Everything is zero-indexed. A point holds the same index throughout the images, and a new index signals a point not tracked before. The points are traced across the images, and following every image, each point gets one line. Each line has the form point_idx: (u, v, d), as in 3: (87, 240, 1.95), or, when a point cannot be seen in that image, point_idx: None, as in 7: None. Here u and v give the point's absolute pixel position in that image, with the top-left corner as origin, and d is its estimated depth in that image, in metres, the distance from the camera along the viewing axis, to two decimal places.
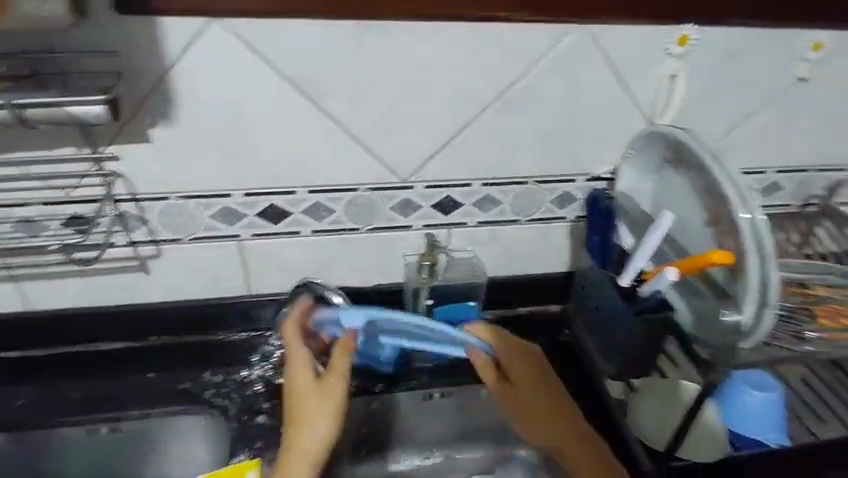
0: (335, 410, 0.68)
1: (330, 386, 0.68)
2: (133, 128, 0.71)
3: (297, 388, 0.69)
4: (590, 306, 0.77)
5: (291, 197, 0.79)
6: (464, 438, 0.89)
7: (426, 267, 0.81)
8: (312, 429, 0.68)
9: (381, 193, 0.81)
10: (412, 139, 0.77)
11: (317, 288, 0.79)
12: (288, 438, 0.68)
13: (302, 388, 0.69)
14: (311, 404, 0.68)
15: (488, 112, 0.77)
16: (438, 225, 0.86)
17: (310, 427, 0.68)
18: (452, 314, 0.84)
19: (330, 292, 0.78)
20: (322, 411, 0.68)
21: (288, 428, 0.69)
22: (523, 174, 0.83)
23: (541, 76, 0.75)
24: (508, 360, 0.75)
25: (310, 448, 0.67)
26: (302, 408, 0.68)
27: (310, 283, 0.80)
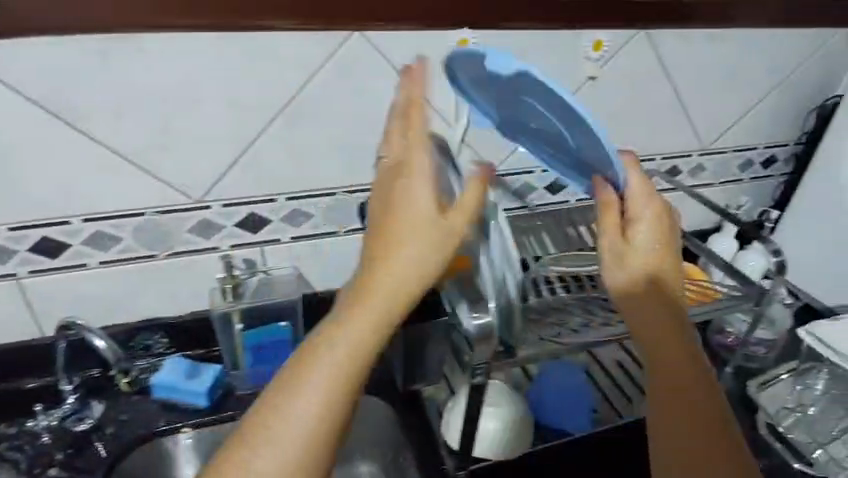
0: (449, 237, 0.48)
1: (407, 209, 0.48)
2: None
3: (376, 221, 0.50)
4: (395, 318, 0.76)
5: (67, 227, 0.72)
6: None
7: (229, 291, 0.78)
8: (389, 263, 0.47)
9: (173, 217, 0.76)
10: (196, 157, 0.73)
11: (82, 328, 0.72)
12: (325, 324, 0.48)
13: (376, 218, 0.50)
14: (377, 264, 0.48)
15: (277, 125, 0.74)
16: (248, 244, 0.82)
17: (365, 304, 0.47)
18: (263, 337, 0.80)
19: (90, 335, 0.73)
20: (401, 203, 0.49)
21: (319, 324, 0.48)
22: (329, 184, 0.81)
23: (325, 85, 0.73)
24: (634, 207, 0.54)
25: (359, 323, 0.46)
26: (372, 260, 0.48)
27: (70, 323, 0.73)
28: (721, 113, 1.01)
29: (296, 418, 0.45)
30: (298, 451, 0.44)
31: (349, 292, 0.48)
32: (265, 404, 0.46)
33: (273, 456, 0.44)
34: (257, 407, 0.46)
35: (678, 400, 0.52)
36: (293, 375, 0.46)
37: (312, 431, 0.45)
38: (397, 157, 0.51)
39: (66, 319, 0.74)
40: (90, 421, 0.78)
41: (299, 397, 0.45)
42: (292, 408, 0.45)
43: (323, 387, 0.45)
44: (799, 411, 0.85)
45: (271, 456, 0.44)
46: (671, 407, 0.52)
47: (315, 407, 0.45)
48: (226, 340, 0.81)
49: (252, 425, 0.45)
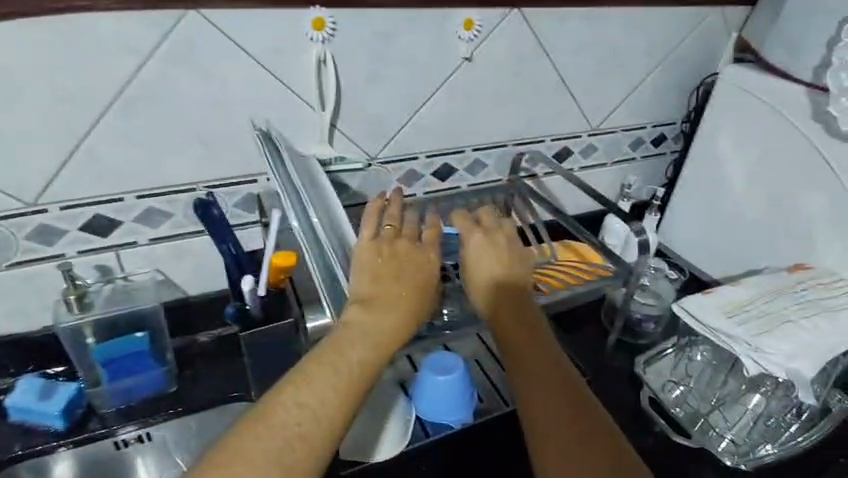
0: (425, 277, 0.59)
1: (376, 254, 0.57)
2: None
3: (366, 259, 0.56)
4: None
5: None
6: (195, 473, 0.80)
7: (74, 302, 0.72)
8: (375, 295, 0.54)
9: (4, 223, 0.68)
10: (20, 154, 0.66)
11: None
12: (330, 341, 0.50)
13: (366, 261, 0.57)
14: (385, 297, 0.55)
15: (113, 114, 0.68)
16: (99, 249, 0.75)
17: (357, 326, 0.52)
18: (113, 351, 0.73)
19: None
20: (400, 249, 0.59)
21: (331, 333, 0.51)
22: (187, 179, 0.75)
23: (165, 70, 0.68)
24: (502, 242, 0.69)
25: (370, 338, 0.51)
26: (378, 291, 0.55)
27: None
28: (605, 93, 1.01)
29: (311, 411, 0.45)
30: (301, 449, 0.43)
31: (344, 318, 0.52)
32: (274, 402, 0.46)
33: (275, 443, 0.43)
34: (265, 405, 0.45)
35: (565, 393, 0.56)
36: (301, 377, 0.47)
37: (327, 435, 0.45)
38: (395, 222, 0.62)
39: None
40: None
41: (304, 395, 0.46)
42: (296, 405, 0.45)
43: (335, 393, 0.47)
44: (682, 384, 0.87)
45: (275, 444, 0.43)
46: (571, 404, 0.55)
47: (330, 407, 0.46)
48: (76, 359, 0.73)
49: (254, 425, 0.44)
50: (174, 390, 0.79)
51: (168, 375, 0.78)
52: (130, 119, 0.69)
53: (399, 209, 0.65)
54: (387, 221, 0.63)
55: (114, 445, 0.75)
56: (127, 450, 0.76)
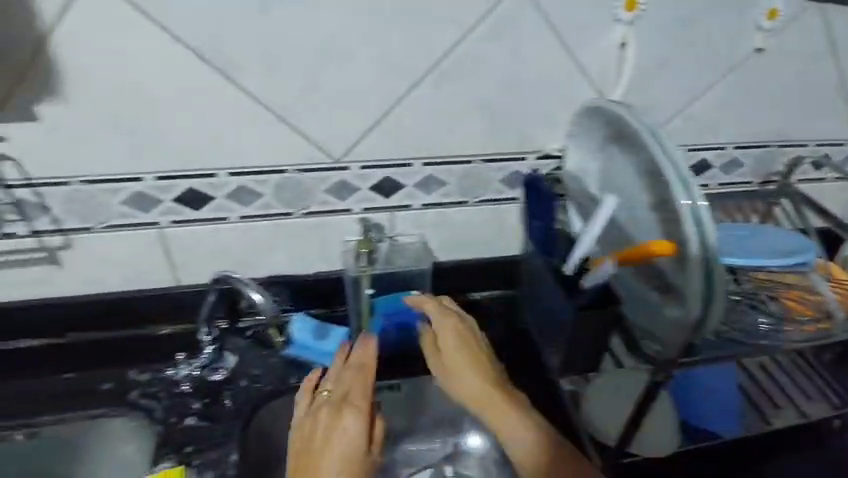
0: (355, 448, 0.64)
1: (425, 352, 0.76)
2: (14, 105, 0.61)
3: (348, 419, 0.66)
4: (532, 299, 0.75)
5: (212, 180, 0.71)
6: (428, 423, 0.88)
7: (364, 255, 0.76)
8: (347, 424, 0.65)
9: (312, 175, 0.74)
10: (342, 114, 0.69)
11: (227, 279, 0.73)
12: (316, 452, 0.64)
13: (312, 426, 0.66)
14: (331, 442, 0.64)
15: (427, 83, 0.69)
16: (379, 208, 0.80)
17: (373, 456, 0.66)
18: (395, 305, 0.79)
19: (247, 289, 0.73)
20: (326, 418, 0.66)
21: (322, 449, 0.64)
22: (467, 152, 0.77)
23: (483, 44, 0.68)
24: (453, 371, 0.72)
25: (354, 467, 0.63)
26: (328, 437, 0.65)
27: (226, 276, 0.72)
28: None
29: None
30: None
31: (331, 435, 0.65)
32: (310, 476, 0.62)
33: None
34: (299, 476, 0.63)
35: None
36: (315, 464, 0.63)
37: None
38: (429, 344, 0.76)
39: (224, 274, 0.73)
40: (226, 371, 0.79)
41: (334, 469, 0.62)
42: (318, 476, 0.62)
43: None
44: None
45: None
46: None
47: None
48: (352, 306, 0.80)
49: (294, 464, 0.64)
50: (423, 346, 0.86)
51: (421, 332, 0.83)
52: (440, 89, 0.70)
53: (433, 340, 0.76)
54: (435, 345, 0.75)
55: None
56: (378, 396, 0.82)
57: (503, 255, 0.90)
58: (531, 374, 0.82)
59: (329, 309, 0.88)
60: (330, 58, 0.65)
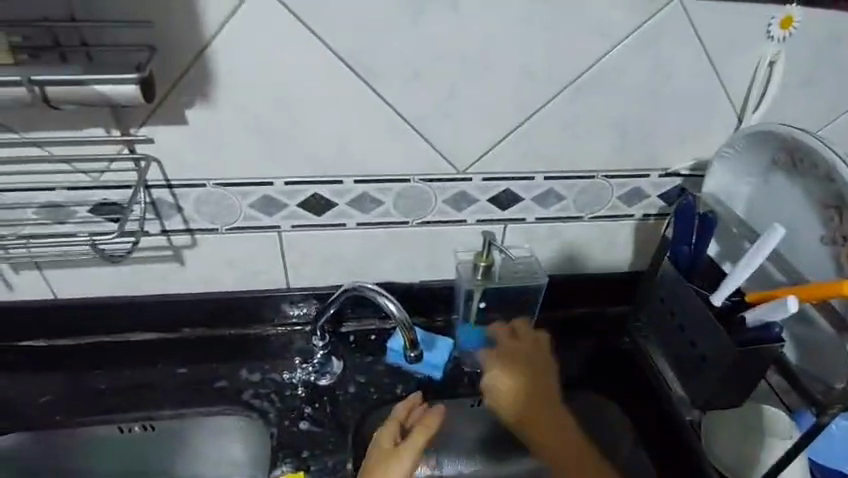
0: None
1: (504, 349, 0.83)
2: (167, 107, 0.62)
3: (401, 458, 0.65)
4: (667, 324, 0.71)
5: (338, 186, 0.71)
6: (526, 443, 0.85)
7: (482, 269, 0.75)
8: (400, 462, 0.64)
9: (436, 185, 0.73)
10: (474, 124, 0.69)
11: (362, 291, 0.69)
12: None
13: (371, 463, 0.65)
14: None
15: (563, 96, 0.68)
16: (494, 220, 0.78)
17: None
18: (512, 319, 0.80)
19: (384, 299, 0.69)
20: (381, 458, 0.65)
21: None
22: (591, 167, 0.75)
23: (626, 57, 0.66)
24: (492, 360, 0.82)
25: None
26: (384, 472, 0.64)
27: (361, 286, 0.69)
28: None
29: None
30: None
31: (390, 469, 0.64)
32: None
33: None
34: None
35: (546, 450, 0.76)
36: None
37: None
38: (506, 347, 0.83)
39: (359, 283, 0.70)
40: (333, 376, 0.79)
41: None
42: None
43: None
44: None
45: None
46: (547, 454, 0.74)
47: None
48: (461, 316, 0.80)
49: None
50: None
51: None
52: (575, 102, 0.69)
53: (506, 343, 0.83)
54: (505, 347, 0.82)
55: (469, 403, 0.80)
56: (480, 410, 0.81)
57: (608, 272, 0.88)
58: (643, 397, 0.82)
59: (429, 319, 0.87)
60: (471, 68, 0.65)
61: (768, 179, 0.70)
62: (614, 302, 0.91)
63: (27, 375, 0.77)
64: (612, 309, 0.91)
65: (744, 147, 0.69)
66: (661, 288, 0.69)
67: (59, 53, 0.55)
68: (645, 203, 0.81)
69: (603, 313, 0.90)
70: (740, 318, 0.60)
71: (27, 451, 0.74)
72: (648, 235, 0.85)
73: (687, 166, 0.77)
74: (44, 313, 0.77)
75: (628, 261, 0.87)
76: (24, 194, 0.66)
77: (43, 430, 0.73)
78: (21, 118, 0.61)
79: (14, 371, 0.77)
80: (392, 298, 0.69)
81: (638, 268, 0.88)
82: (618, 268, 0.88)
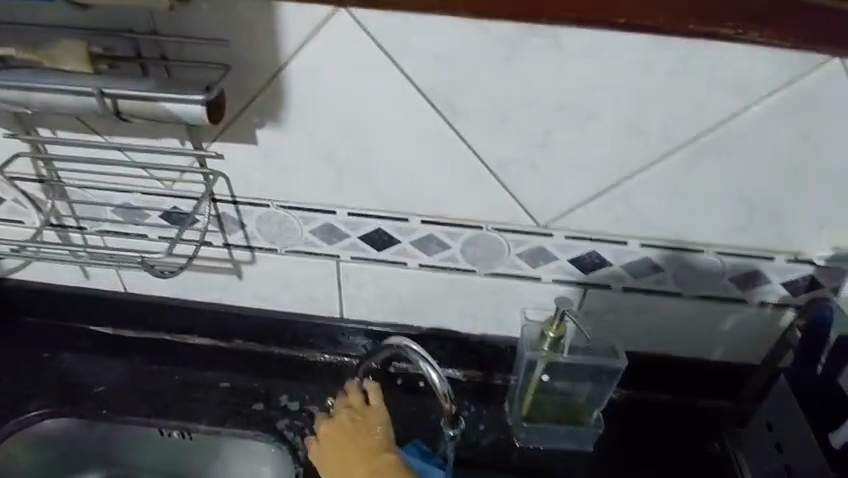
0: None
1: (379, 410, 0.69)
2: (239, 125, 0.61)
3: None
4: (773, 455, 0.61)
5: (402, 224, 0.66)
6: None
7: (550, 339, 0.65)
8: None
9: (511, 236, 0.65)
10: (564, 177, 0.60)
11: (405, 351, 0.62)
12: None
13: None
14: None
15: (676, 158, 0.58)
16: (573, 282, 0.69)
17: None
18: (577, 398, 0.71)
19: (425, 366, 0.61)
20: None
21: None
22: (700, 240, 0.63)
23: (762, 120, 0.55)
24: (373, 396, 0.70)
25: None
26: None
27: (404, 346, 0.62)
28: None
29: None
30: None
31: None
32: None
33: None
34: None
35: None
36: None
37: None
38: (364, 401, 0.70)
39: (401, 339, 0.62)
40: None
41: None
42: None
43: None
44: None
45: None
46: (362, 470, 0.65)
47: None
48: (520, 381, 0.70)
49: None
50: (589, 449, 0.72)
51: (589, 436, 0.71)
52: (692, 166, 0.58)
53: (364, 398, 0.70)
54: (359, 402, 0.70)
55: None
56: None
57: (706, 359, 0.74)
58: None
59: (487, 375, 0.78)
60: (570, 116, 0.56)
61: None
62: (709, 394, 0.76)
63: (91, 363, 0.79)
64: (706, 401, 0.76)
65: None
66: (768, 412, 0.61)
67: (139, 64, 0.56)
68: (764, 289, 0.67)
69: (692, 405, 0.76)
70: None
71: (74, 437, 0.77)
72: (763, 326, 0.70)
73: (822, 255, 0.63)
74: (115, 305, 0.79)
75: (733, 351, 0.73)
76: (102, 194, 0.68)
77: (95, 420, 0.75)
78: (106, 123, 0.62)
79: (80, 354, 0.80)
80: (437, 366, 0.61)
81: (745, 360, 0.73)
82: (719, 357, 0.73)
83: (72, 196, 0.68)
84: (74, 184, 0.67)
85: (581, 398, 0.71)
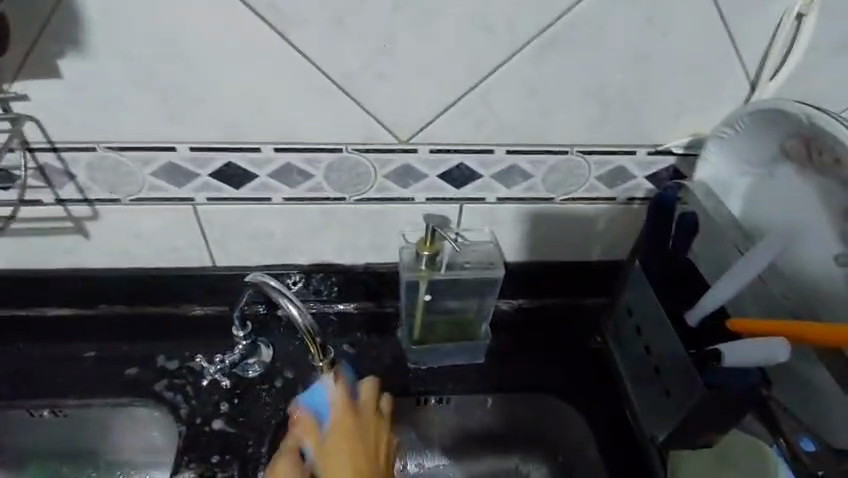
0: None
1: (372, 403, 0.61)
2: (32, 54, 0.52)
3: None
4: (637, 337, 0.64)
5: (255, 155, 0.60)
6: (475, 441, 0.77)
7: (425, 257, 0.64)
8: None
9: (374, 156, 0.61)
10: (418, 86, 0.56)
11: (263, 287, 0.58)
12: None
13: None
14: None
15: (529, 53, 0.55)
16: (447, 199, 0.67)
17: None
18: (466, 314, 0.71)
19: (284, 301, 0.58)
20: None
21: None
22: (564, 140, 0.62)
23: (606, 5, 0.53)
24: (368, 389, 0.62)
25: None
26: None
27: (262, 283, 0.58)
28: None
29: None
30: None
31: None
32: None
33: None
34: None
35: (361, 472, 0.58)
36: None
37: None
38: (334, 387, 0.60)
39: (261, 277, 0.59)
40: (259, 367, 0.70)
41: None
42: None
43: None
44: None
45: None
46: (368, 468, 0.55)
47: None
48: (405, 305, 0.69)
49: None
50: (482, 361, 0.73)
51: (479, 349, 0.72)
52: (544, 62, 0.56)
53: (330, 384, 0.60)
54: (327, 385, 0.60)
55: (414, 400, 0.71)
56: (424, 409, 0.73)
57: (586, 260, 0.76)
58: (604, 405, 0.70)
59: (378, 305, 0.77)
60: (411, 15, 0.52)
61: (773, 172, 0.61)
62: (592, 293, 0.78)
63: None
64: (591, 300, 0.79)
65: (747, 131, 0.59)
66: (630, 300, 0.64)
67: None
68: (631, 185, 0.68)
69: (578, 305, 0.78)
70: (712, 349, 0.55)
71: None
72: (633, 221, 0.72)
73: (680, 144, 0.64)
74: None
75: (610, 249, 0.75)
76: None
77: None
78: None
79: None
80: (296, 300, 0.58)
81: (621, 257, 0.76)
82: (597, 256, 0.75)
83: None
84: None
85: (469, 314, 0.71)
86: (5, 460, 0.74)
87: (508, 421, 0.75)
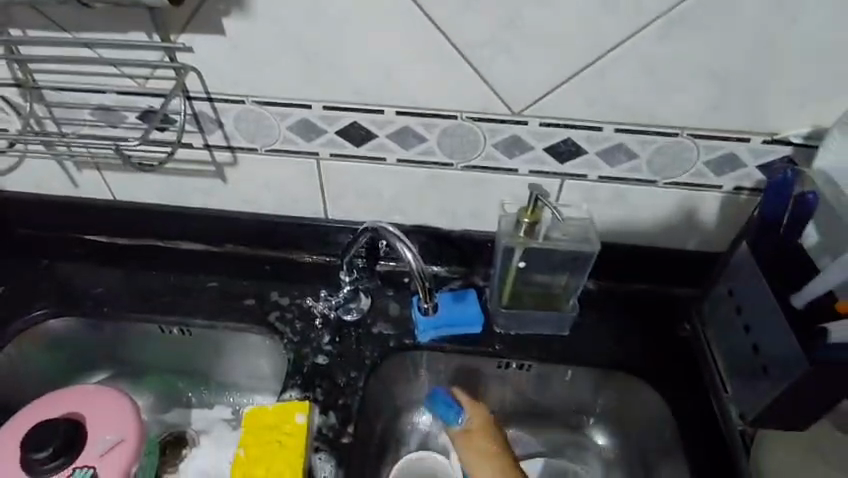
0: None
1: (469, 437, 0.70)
2: (203, 14, 0.60)
3: None
4: (734, 318, 0.67)
5: (378, 116, 0.66)
6: (551, 409, 0.80)
7: (525, 225, 0.67)
8: None
9: (486, 125, 0.65)
10: (537, 58, 0.59)
11: (384, 234, 0.69)
12: None
13: None
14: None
15: (649, 33, 0.57)
16: (548, 173, 0.69)
17: None
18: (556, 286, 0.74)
19: (402, 246, 0.68)
20: None
21: None
22: (675, 122, 0.63)
23: None
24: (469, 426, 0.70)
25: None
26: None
27: (381, 228, 0.69)
28: None
29: None
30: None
31: None
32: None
33: None
34: None
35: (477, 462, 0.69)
36: None
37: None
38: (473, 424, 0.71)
39: (380, 223, 0.69)
40: (358, 313, 0.78)
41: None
42: None
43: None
44: None
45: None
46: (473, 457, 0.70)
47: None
48: (497, 271, 0.73)
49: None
50: (566, 334, 0.76)
51: (565, 321, 0.75)
52: (666, 41, 0.57)
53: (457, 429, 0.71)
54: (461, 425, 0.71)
55: (497, 363, 0.75)
56: (506, 372, 0.76)
57: (682, 248, 0.76)
58: (688, 390, 0.71)
59: (469, 270, 0.81)
60: None
61: None
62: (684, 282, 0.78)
63: (89, 267, 0.83)
64: (681, 290, 0.79)
65: None
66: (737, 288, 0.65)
67: None
68: (740, 173, 0.67)
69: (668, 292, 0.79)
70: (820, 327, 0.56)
71: (79, 336, 0.81)
72: (737, 212, 0.71)
73: (799, 134, 0.63)
74: (107, 212, 0.81)
75: (709, 238, 0.74)
76: (78, 95, 0.68)
77: (98, 319, 0.79)
78: (70, 17, 0.61)
79: (78, 260, 0.83)
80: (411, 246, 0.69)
81: (719, 248, 0.75)
82: (694, 246, 0.75)
83: (50, 99, 0.69)
84: (49, 85, 0.67)
85: (559, 287, 0.74)
86: (137, 367, 0.86)
87: (585, 395, 0.78)
